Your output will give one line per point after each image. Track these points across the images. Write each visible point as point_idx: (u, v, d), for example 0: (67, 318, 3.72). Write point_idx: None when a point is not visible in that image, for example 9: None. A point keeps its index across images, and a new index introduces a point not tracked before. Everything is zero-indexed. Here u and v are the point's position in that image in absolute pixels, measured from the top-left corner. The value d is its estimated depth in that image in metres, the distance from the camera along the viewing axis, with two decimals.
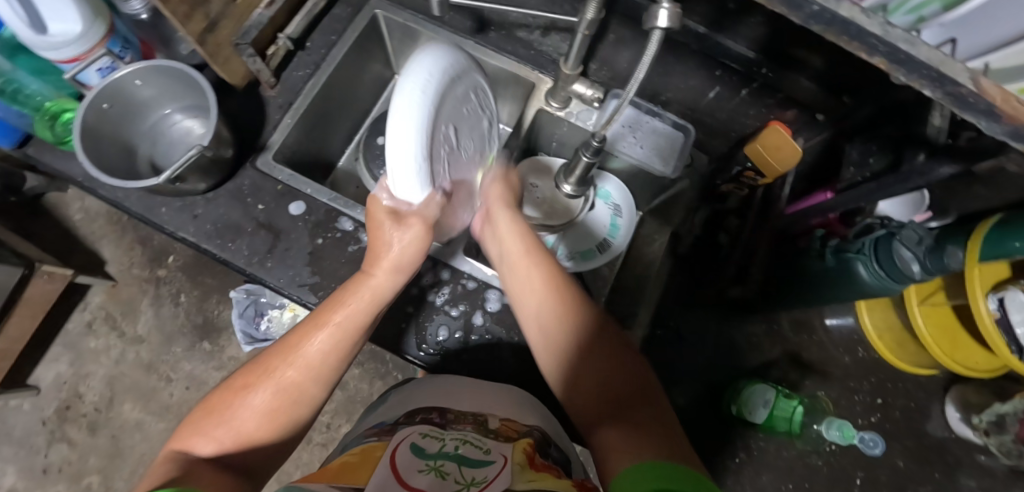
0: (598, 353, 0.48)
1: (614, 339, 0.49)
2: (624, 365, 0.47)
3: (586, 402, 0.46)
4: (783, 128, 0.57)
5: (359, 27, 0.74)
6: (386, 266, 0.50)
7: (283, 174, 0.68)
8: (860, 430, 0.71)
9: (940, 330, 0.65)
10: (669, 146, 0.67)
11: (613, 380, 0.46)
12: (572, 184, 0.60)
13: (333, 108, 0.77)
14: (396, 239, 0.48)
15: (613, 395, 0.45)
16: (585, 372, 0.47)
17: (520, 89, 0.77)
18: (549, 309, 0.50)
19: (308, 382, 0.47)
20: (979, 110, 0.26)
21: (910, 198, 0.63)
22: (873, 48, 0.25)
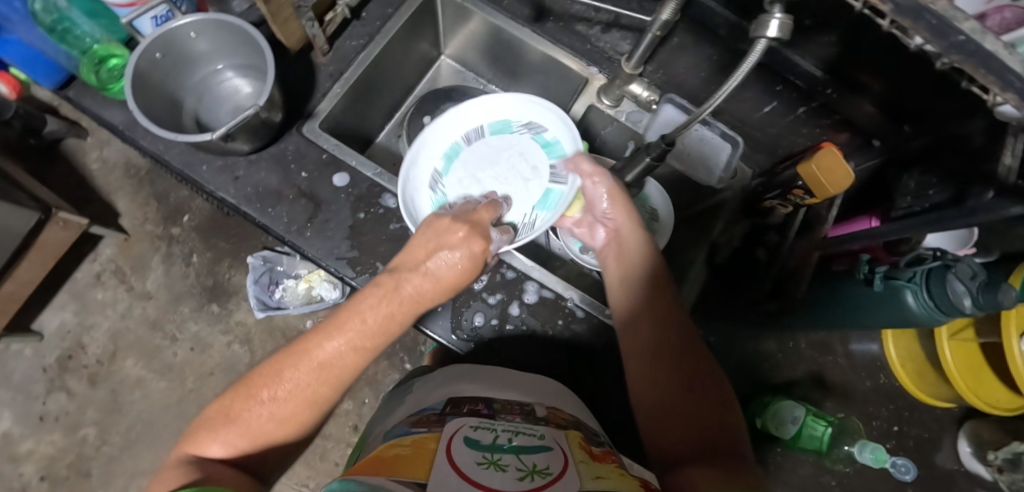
0: (691, 395, 0.47)
1: (698, 370, 0.49)
2: (702, 381, 0.48)
3: (673, 441, 0.46)
4: (838, 151, 0.55)
5: (416, 3, 0.73)
6: (438, 283, 0.49)
7: (328, 143, 0.67)
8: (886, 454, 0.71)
9: (966, 366, 0.65)
10: (712, 160, 0.71)
11: (697, 408, 0.46)
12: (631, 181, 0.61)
13: (378, 81, 0.77)
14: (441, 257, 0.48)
15: (703, 440, 0.44)
16: (662, 388, 0.48)
17: (573, 84, 0.77)
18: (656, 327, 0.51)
19: (321, 386, 0.45)
20: None
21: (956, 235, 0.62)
22: (1010, 84, 0.25)
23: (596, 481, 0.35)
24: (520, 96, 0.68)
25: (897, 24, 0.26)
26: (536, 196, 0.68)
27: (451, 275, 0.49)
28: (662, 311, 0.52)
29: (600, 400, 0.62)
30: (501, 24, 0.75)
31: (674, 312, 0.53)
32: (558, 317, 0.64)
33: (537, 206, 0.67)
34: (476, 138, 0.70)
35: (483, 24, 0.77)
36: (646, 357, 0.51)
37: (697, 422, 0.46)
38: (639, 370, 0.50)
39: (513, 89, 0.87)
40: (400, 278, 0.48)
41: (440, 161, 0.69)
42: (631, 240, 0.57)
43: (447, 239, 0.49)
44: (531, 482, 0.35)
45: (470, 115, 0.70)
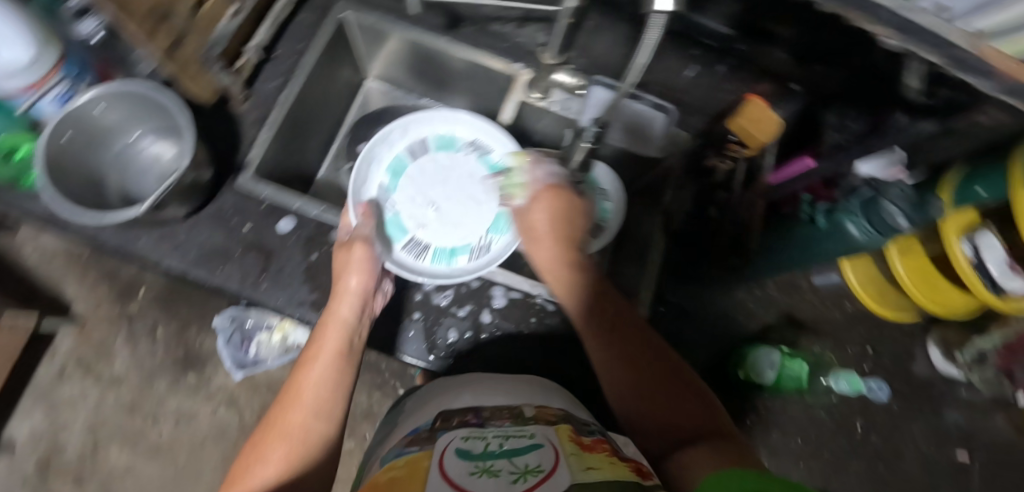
0: (656, 386, 0.49)
1: (657, 360, 0.51)
2: (672, 369, 0.50)
3: (656, 435, 0.47)
4: (762, 101, 0.60)
5: (327, 33, 0.72)
6: (349, 295, 0.57)
7: (265, 190, 0.65)
8: (865, 380, 0.75)
9: (920, 277, 0.68)
10: (649, 131, 0.72)
11: (668, 400, 0.48)
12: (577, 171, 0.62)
13: (306, 117, 0.75)
14: (352, 283, 0.58)
15: (683, 428, 0.46)
16: (637, 392, 0.49)
17: (501, 83, 0.77)
18: (603, 329, 0.52)
19: (315, 416, 0.49)
20: (977, 70, 0.27)
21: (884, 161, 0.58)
22: (880, 18, 0.26)
23: (588, 472, 0.35)
24: (470, 117, 0.69)
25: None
26: (488, 219, 0.68)
27: (347, 277, 0.58)
28: (615, 318, 0.53)
29: (587, 388, 0.62)
30: (419, 38, 0.74)
31: (623, 318, 0.54)
32: (530, 316, 0.64)
33: (490, 229, 0.68)
34: (420, 150, 0.70)
35: (400, 42, 0.77)
36: (602, 359, 0.51)
37: (672, 410, 0.47)
38: (608, 375, 0.51)
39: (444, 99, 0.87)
40: (335, 307, 0.57)
41: (384, 176, 0.68)
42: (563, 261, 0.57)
43: (350, 260, 0.59)
44: (524, 483, 0.35)
45: (415, 131, 0.70)
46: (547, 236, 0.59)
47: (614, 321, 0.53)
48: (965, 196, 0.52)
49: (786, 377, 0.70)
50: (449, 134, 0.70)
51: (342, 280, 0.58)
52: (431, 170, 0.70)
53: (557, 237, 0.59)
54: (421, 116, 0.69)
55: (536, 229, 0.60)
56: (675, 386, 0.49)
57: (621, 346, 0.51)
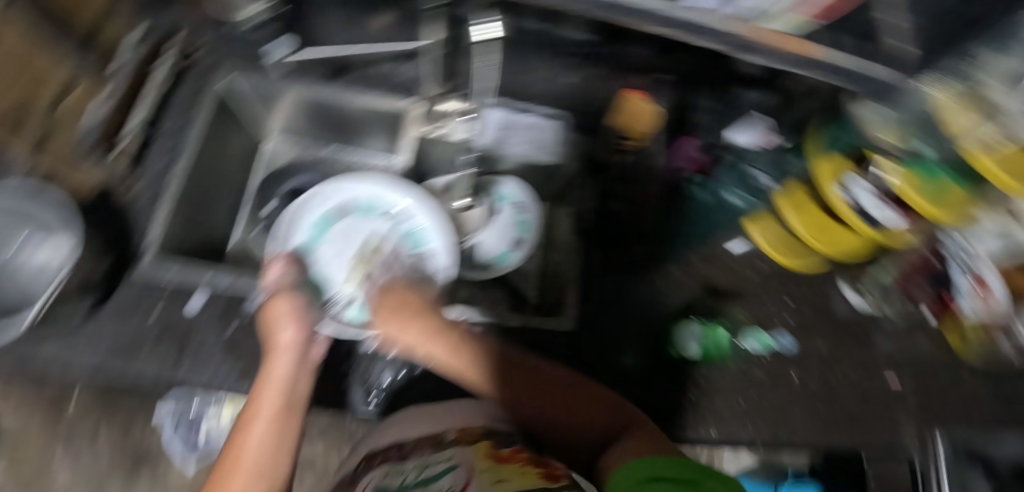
0: (566, 405, 0.52)
1: (556, 386, 0.53)
2: (576, 388, 0.54)
3: (584, 439, 0.50)
4: (636, 95, 0.68)
5: (210, 103, 0.73)
6: (286, 348, 0.54)
7: (169, 273, 0.64)
8: (773, 334, 0.78)
9: (817, 227, 0.71)
10: (543, 137, 0.79)
11: (583, 412, 0.51)
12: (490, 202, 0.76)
13: (206, 190, 0.75)
14: (288, 337, 0.55)
15: (604, 424, 0.50)
16: (555, 415, 0.51)
17: (397, 120, 0.80)
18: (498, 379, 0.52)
19: (255, 481, 0.44)
20: (745, 46, 0.36)
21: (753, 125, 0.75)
22: None
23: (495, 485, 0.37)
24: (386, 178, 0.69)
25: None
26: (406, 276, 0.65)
27: (282, 330, 0.55)
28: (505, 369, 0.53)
29: None
30: (309, 92, 0.78)
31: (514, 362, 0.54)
32: None
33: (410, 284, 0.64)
34: (344, 214, 0.71)
35: (293, 98, 0.79)
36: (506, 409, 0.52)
37: (586, 424, 0.50)
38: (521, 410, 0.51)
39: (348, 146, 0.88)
40: (271, 364, 0.53)
41: (308, 233, 0.69)
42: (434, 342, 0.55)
43: (282, 318, 0.56)
44: None
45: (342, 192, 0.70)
46: (411, 322, 0.56)
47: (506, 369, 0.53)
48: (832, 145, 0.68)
49: (711, 348, 0.73)
50: (367, 196, 0.70)
51: (275, 335, 0.55)
52: (352, 235, 0.70)
53: (420, 321, 0.56)
54: (343, 181, 0.70)
55: (395, 309, 0.58)
56: (582, 400, 0.52)
57: (521, 389, 0.52)
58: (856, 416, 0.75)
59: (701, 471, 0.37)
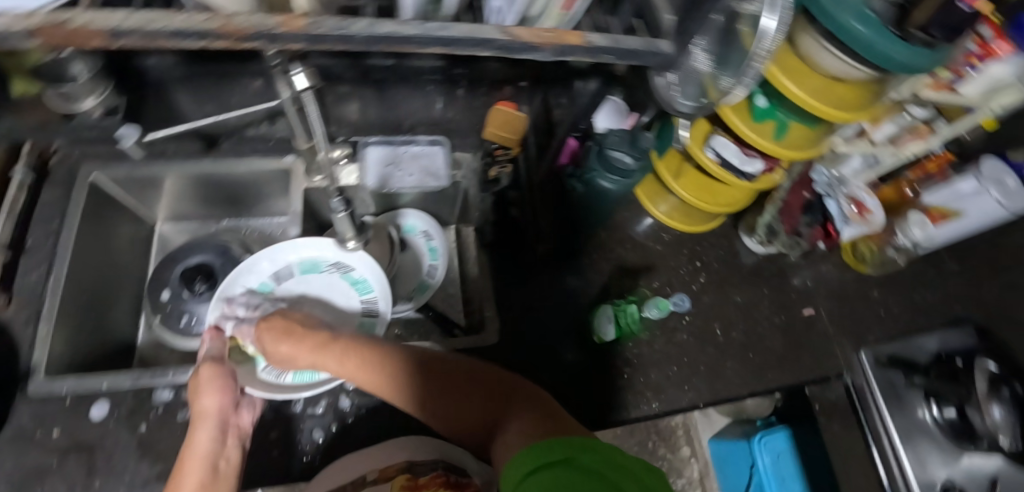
0: (465, 389, 0.53)
1: (452, 373, 0.54)
2: (477, 370, 0.55)
3: (478, 421, 0.52)
4: (505, 107, 0.73)
5: (80, 202, 0.69)
6: (204, 415, 0.52)
7: (65, 385, 0.60)
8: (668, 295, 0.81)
9: (698, 188, 0.78)
10: (432, 167, 0.76)
11: (482, 397, 0.52)
12: (354, 237, 0.62)
13: (96, 291, 0.71)
14: (212, 404, 0.52)
15: (505, 395, 0.52)
16: (459, 398, 0.53)
17: (282, 179, 0.79)
18: (392, 380, 0.54)
19: None
20: (524, 49, 0.31)
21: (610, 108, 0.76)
22: (422, 43, 0.30)
23: None
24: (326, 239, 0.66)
25: (320, 50, 0.31)
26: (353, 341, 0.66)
27: (204, 399, 0.52)
28: (404, 367, 0.54)
29: None
30: (186, 170, 0.75)
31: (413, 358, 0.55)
32: None
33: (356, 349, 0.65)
34: (284, 276, 0.68)
35: (175, 179, 0.76)
36: (404, 399, 0.54)
37: (483, 402, 0.52)
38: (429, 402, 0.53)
39: (244, 213, 0.87)
40: (192, 437, 0.52)
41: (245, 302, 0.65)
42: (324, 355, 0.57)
43: (201, 392, 0.53)
44: None
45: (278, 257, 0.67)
46: (297, 342, 0.57)
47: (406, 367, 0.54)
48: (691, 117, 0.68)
49: (626, 326, 0.75)
50: (303, 258, 0.68)
51: (195, 406, 0.52)
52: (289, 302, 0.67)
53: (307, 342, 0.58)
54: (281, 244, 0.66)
55: (286, 332, 0.59)
56: (485, 388, 0.53)
57: (418, 379, 0.54)
58: (780, 353, 0.81)
59: (572, 449, 0.37)
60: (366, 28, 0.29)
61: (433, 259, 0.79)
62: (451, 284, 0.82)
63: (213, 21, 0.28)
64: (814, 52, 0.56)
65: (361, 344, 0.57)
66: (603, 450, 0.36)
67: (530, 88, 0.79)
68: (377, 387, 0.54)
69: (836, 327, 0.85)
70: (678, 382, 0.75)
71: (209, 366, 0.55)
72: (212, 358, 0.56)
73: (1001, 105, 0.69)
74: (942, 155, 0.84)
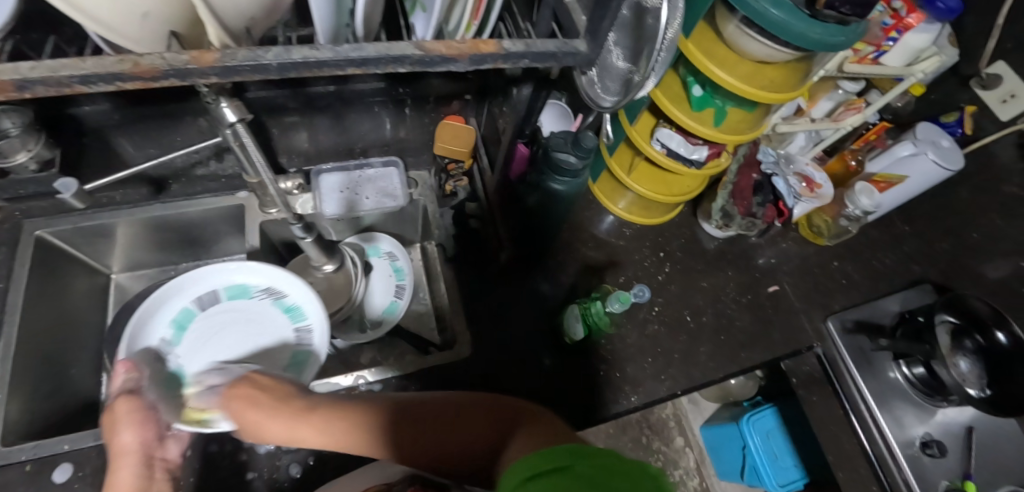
0: (452, 422, 0.51)
1: (433, 410, 0.53)
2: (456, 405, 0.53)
3: (477, 449, 0.50)
4: (453, 122, 0.75)
5: (26, 260, 0.68)
6: (123, 453, 0.50)
7: (23, 451, 0.58)
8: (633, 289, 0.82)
9: (653, 180, 0.80)
10: (387, 187, 0.77)
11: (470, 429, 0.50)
12: (328, 260, 0.68)
13: (51, 352, 0.69)
14: (131, 438, 0.50)
15: (496, 416, 0.50)
16: (453, 432, 0.51)
17: (237, 215, 0.79)
18: (374, 435, 0.52)
19: None
20: (438, 61, 0.33)
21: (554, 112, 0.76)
22: (336, 64, 0.32)
23: None
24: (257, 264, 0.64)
25: (238, 79, 0.32)
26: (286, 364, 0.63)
27: (120, 435, 0.50)
28: (384, 420, 0.53)
29: None
30: (134, 216, 0.74)
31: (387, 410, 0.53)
32: None
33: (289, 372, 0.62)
34: (209, 302, 0.64)
35: (126, 227, 0.75)
36: (393, 451, 0.51)
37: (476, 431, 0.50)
38: (422, 444, 0.51)
39: (203, 255, 0.85)
40: (113, 475, 0.50)
41: (166, 330, 0.62)
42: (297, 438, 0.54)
43: (117, 429, 0.50)
44: None
45: (201, 283, 0.64)
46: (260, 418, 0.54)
47: (386, 421, 0.52)
48: (632, 110, 0.71)
49: (596, 324, 0.73)
50: (227, 283, 0.65)
51: (113, 442, 0.50)
52: (212, 329, 0.63)
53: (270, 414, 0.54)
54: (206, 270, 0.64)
55: (251, 403, 0.54)
56: (472, 417, 0.51)
57: (398, 427, 0.52)
58: (750, 331, 0.82)
59: (580, 455, 0.30)
60: (279, 52, 0.30)
61: (399, 279, 0.79)
62: (421, 302, 0.81)
63: (123, 62, 0.29)
64: (740, 38, 0.58)
65: (327, 407, 0.55)
66: (616, 458, 0.30)
67: (476, 100, 0.80)
68: (362, 444, 0.52)
69: (804, 301, 0.87)
70: (655, 373, 0.75)
71: (123, 399, 0.52)
72: (126, 389, 0.53)
73: (924, 70, 0.72)
74: (879, 125, 0.89)
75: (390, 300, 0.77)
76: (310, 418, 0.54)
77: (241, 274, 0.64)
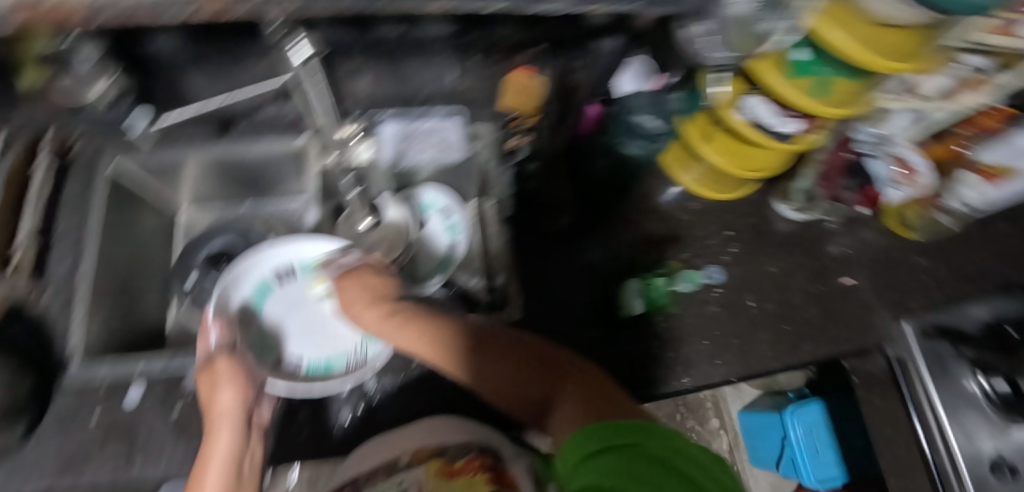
0: (517, 362, 0.52)
1: (498, 342, 0.53)
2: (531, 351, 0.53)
3: (533, 395, 0.51)
4: (522, 72, 0.70)
5: (101, 193, 0.70)
6: (221, 413, 0.53)
7: (100, 371, 0.61)
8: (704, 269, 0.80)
9: (732, 152, 0.73)
10: (445, 139, 0.74)
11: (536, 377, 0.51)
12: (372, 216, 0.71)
13: (126, 279, 0.72)
14: (226, 397, 0.54)
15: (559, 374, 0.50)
16: (523, 369, 0.51)
17: (295, 160, 0.79)
18: (444, 350, 0.53)
19: None
20: None
21: (633, 68, 0.72)
22: None
23: None
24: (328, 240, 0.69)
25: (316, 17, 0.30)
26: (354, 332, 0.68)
27: (218, 392, 0.54)
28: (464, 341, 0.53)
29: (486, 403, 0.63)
30: (203, 153, 0.75)
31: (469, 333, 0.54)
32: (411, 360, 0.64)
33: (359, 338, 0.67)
34: (287, 276, 0.71)
35: (194, 166, 0.77)
36: (459, 370, 0.52)
37: (529, 378, 0.51)
38: (484, 369, 0.52)
39: (265, 196, 0.87)
40: (212, 438, 0.52)
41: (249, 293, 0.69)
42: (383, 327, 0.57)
43: (216, 388, 0.54)
44: None
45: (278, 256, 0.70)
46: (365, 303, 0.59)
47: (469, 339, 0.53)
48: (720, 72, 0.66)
49: (654, 298, 0.74)
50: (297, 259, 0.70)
51: (211, 400, 0.54)
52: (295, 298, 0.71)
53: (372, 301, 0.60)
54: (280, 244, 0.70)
55: (352, 300, 0.61)
56: (530, 364, 0.52)
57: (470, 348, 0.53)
58: (818, 323, 0.76)
59: (642, 433, 0.33)
60: None
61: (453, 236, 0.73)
62: None
63: None
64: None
65: (421, 314, 0.57)
66: (667, 435, 0.34)
67: (553, 51, 0.68)
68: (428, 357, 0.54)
69: (879, 296, 0.80)
70: (712, 356, 0.72)
71: (222, 360, 0.56)
72: (212, 354, 0.57)
73: None
74: None
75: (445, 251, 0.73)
76: (406, 318, 0.56)
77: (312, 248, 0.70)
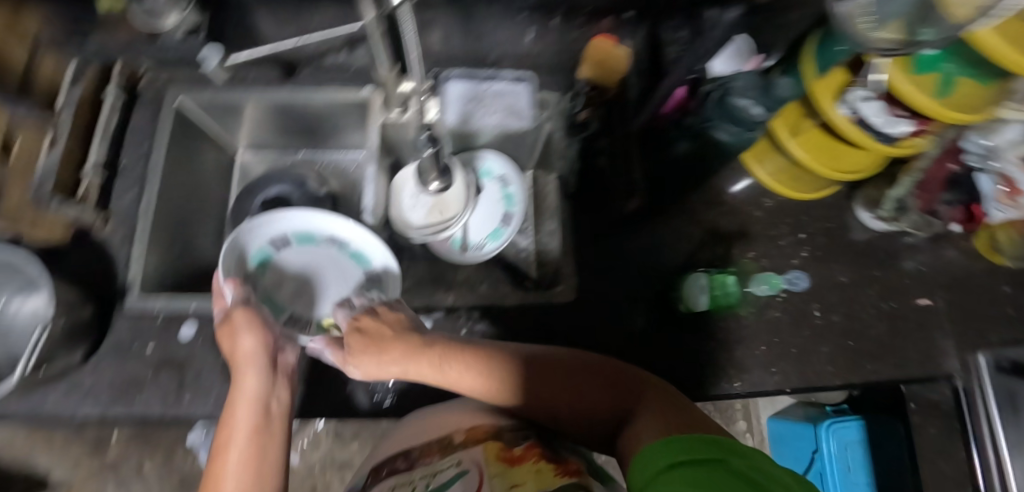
0: (573, 387, 0.50)
1: (546, 366, 0.51)
2: (583, 368, 0.51)
3: (602, 407, 0.49)
4: (606, 40, 0.68)
5: (166, 124, 0.70)
6: (245, 361, 0.53)
7: (157, 303, 0.62)
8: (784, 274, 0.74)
9: (819, 150, 0.67)
10: (513, 105, 0.71)
11: (600, 393, 0.49)
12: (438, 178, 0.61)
13: (185, 214, 0.73)
14: (251, 343, 0.54)
15: (621, 388, 0.49)
16: (587, 391, 0.50)
17: (356, 112, 0.76)
18: (494, 386, 0.51)
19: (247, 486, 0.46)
20: None
21: (733, 48, 0.66)
22: None
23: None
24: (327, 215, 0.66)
25: None
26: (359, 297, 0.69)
27: (242, 338, 0.53)
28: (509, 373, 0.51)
29: None
30: (265, 97, 0.73)
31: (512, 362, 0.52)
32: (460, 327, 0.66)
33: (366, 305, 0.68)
34: (282, 244, 0.68)
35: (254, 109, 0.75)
36: (513, 400, 0.51)
37: (594, 394, 0.49)
38: (543, 394, 0.50)
39: (322, 146, 0.85)
40: (238, 384, 0.52)
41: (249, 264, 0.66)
42: (408, 365, 0.54)
43: (242, 333, 0.54)
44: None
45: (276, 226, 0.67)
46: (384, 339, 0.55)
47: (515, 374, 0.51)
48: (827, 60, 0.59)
49: (719, 297, 0.68)
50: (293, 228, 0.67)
51: (235, 347, 0.54)
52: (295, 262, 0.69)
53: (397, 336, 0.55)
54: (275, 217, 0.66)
55: (373, 336, 0.56)
56: (592, 378, 0.50)
57: (520, 378, 0.51)
58: (886, 343, 0.71)
59: (723, 450, 0.34)
60: None
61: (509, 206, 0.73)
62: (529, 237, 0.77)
63: None
64: None
65: (451, 345, 0.54)
66: (751, 455, 0.34)
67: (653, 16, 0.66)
68: (477, 391, 0.52)
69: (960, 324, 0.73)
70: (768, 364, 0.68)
71: (240, 310, 0.56)
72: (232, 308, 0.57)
73: None
74: None
75: (495, 225, 0.72)
76: (439, 354, 0.53)
77: (308, 220, 0.67)
